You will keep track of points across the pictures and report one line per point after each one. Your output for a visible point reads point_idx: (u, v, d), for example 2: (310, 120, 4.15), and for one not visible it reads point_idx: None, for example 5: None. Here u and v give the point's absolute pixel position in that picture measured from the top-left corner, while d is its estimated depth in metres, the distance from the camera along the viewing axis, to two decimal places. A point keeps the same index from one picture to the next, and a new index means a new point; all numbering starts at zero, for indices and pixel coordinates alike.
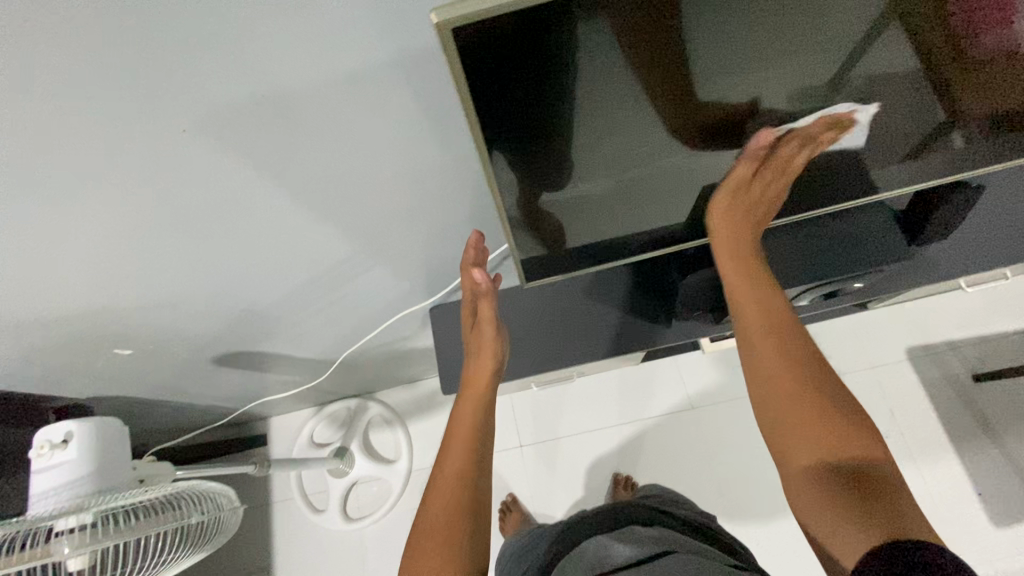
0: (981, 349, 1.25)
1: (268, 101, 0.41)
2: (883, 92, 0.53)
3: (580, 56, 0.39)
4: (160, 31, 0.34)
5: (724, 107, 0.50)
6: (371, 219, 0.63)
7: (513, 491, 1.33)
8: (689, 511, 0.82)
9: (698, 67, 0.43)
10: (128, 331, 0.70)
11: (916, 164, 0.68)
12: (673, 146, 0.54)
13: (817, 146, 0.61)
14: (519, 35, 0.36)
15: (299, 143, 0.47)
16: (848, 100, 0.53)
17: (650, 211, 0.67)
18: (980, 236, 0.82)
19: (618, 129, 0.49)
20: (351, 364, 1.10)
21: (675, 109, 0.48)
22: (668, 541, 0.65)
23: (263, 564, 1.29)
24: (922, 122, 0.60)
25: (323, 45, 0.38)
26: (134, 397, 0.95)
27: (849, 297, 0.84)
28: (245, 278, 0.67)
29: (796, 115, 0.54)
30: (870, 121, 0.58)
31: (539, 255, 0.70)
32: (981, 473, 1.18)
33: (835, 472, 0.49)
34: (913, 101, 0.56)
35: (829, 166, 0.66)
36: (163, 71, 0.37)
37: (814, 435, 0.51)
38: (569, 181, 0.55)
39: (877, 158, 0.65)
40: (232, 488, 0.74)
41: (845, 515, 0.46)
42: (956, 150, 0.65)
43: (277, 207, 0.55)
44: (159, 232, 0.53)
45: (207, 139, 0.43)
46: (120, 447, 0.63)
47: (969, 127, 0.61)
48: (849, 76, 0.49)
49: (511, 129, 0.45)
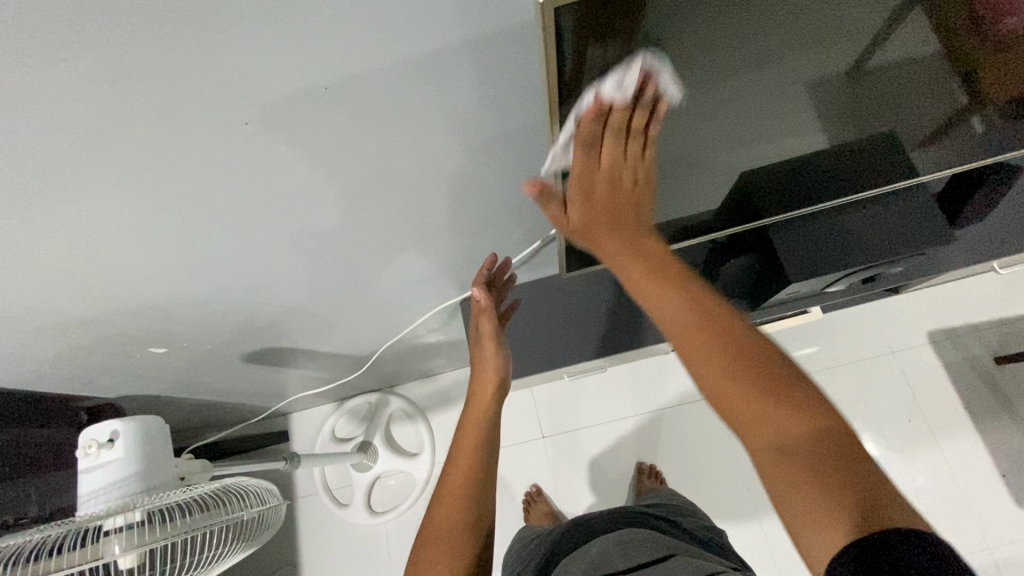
0: (1003, 331, 1.25)
1: (328, 91, 0.41)
2: (908, 83, 0.53)
3: (623, 54, 0.39)
4: (229, 24, 0.33)
5: (740, 98, 0.49)
6: (410, 212, 0.62)
7: (536, 482, 1.34)
8: (696, 523, 0.78)
9: (707, 57, 0.42)
10: (164, 329, 0.70)
11: (942, 148, 0.68)
12: (698, 138, 0.54)
13: (843, 137, 0.61)
14: (561, 29, 0.35)
15: (352, 133, 0.46)
16: (874, 90, 0.53)
17: (670, 200, 0.67)
18: (1013, 218, 0.82)
19: (634, 120, 0.48)
20: (376, 358, 1.10)
21: (702, 103, 0.48)
22: (663, 544, 0.60)
23: (289, 558, 1.29)
24: (944, 106, 0.59)
25: (385, 36, 0.37)
26: (163, 395, 0.95)
27: (884, 281, 0.85)
28: (283, 273, 0.67)
29: (823, 108, 0.54)
30: (888, 108, 0.57)
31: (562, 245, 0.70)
32: (1003, 455, 1.18)
33: (793, 453, 0.38)
34: (935, 91, 0.56)
35: (856, 157, 0.66)
36: (227, 64, 0.36)
37: (754, 404, 0.39)
38: None
39: (899, 144, 0.65)
40: (273, 484, 0.74)
41: (817, 502, 0.36)
42: (981, 135, 0.65)
43: (322, 200, 0.55)
44: (206, 227, 0.53)
45: (263, 132, 0.43)
46: (164, 444, 0.63)
47: (989, 111, 0.60)
48: (875, 67, 0.49)
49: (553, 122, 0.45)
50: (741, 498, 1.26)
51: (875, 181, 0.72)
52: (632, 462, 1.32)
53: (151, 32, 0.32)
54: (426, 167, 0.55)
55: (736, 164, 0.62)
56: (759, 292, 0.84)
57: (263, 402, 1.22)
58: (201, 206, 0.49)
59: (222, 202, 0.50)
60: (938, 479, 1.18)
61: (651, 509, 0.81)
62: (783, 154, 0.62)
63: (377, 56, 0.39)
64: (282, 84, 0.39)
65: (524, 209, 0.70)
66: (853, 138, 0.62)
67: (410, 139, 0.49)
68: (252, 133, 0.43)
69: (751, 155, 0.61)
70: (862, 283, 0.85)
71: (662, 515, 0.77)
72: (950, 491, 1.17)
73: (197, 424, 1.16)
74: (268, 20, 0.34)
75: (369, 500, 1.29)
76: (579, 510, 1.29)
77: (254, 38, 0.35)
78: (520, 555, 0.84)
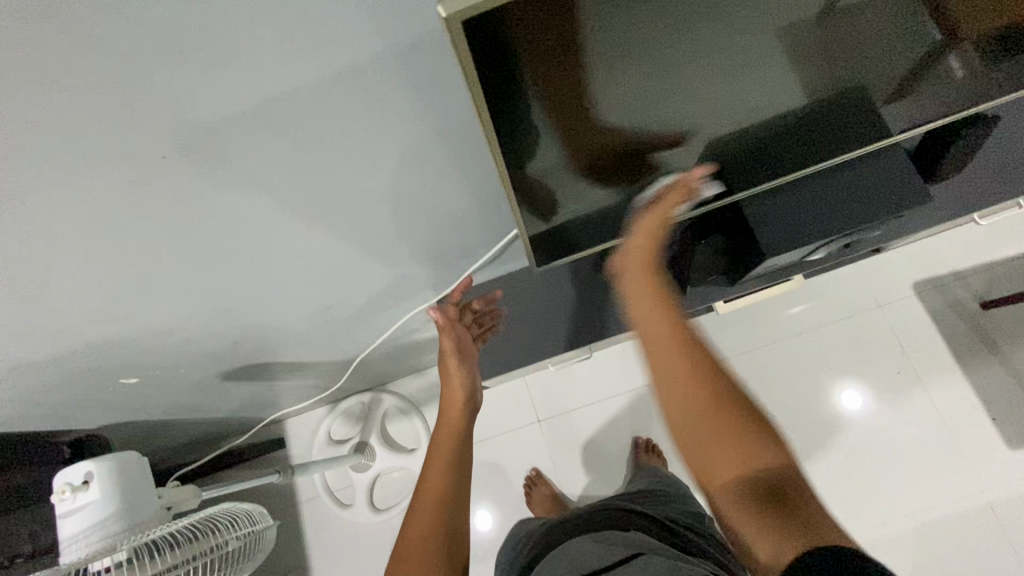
0: (987, 275, 1.24)
1: (254, 110, 0.39)
2: (882, 24, 0.49)
3: (544, 40, 0.36)
4: (124, 49, 0.31)
5: (708, 53, 0.45)
6: (368, 217, 0.60)
7: (535, 465, 1.35)
8: (683, 515, 0.78)
9: (657, 19, 0.38)
10: (133, 361, 0.68)
11: (919, 99, 0.65)
12: (660, 109, 0.51)
13: (810, 91, 0.58)
14: (478, 35, 0.33)
15: (288, 148, 0.44)
16: (851, 32, 0.49)
17: (653, 167, 0.63)
18: (989, 168, 0.81)
19: (592, 95, 0.44)
20: (362, 362, 1.08)
21: (655, 71, 0.44)
22: (636, 541, 0.61)
23: (298, 562, 1.30)
24: (915, 53, 0.56)
25: (302, 42, 0.36)
26: (147, 421, 0.93)
27: (866, 244, 0.83)
28: (248, 294, 0.65)
29: (798, 55, 0.50)
30: (862, 55, 0.54)
31: (539, 229, 0.69)
32: (990, 395, 1.19)
33: (750, 489, 0.45)
34: (907, 32, 0.52)
35: (826, 112, 0.63)
36: (135, 94, 0.34)
37: (729, 446, 0.46)
38: (554, 151, 0.51)
39: (874, 95, 0.62)
40: (260, 506, 0.73)
41: (771, 530, 0.42)
42: (958, 78, 0.62)
43: (272, 218, 0.53)
44: (155, 260, 0.50)
45: (190, 159, 0.41)
46: (144, 479, 0.62)
47: (966, 50, 0.56)
48: (842, 10, 0.45)
49: (487, 127, 0.42)
50: None
51: (848, 145, 0.70)
52: (629, 437, 1.33)
53: (45, 73, 0.30)
54: (374, 172, 0.52)
55: (720, 125, 0.58)
56: (739, 268, 0.83)
57: (254, 414, 1.21)
58: (140, 240, 0.47)
59: (163, 232, 0.47)
60: (931, 428, 1.20)
61: (634, 501, 0.81)
62: (764, 108, 0.58)
63: (297, 65, 0.37)
64: (200, 105, 0.37)
65: (489, 203, 0.68)
66: (824, 88, 0.58)
67: (351, 144, 0.47)
68: (177, 161, 0.40)
69: (735, 112, 0.57)
70: (843, 249, 0.84)
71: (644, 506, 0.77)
72: (942, 439, 1.19)
73: (187, 442, 1.15)
74: (172, 43, 0.32)
75: (371, 498, 1.30)
76: (579, 488, 1.31)
77: (156, 62, 0.33)
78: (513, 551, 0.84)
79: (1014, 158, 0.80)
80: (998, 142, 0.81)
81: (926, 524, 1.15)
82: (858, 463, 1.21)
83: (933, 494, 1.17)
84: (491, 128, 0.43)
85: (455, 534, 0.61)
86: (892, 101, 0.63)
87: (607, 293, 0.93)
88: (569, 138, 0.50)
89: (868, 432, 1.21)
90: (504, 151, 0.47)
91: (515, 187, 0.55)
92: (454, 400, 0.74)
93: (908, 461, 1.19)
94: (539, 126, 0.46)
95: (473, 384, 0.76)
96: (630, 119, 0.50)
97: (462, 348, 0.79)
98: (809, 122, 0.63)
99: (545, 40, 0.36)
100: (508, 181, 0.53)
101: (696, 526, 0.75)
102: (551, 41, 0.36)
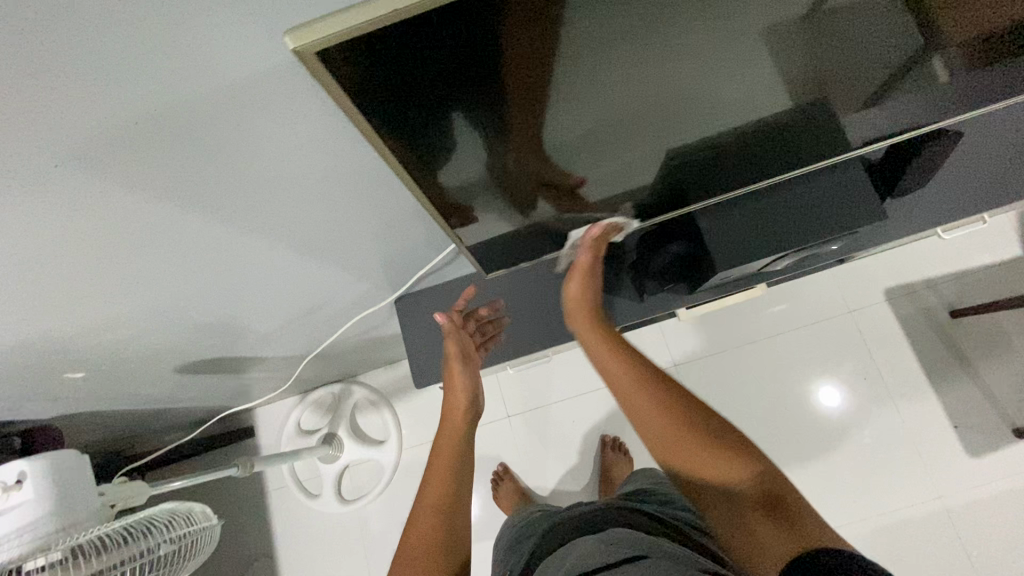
0: (959, 285, 1.25)
1: (156, 120, 0.39)
2: (865, 28, 0.47)
3: (415, 38, 0.34)
4: (21, 33, 0.30)
5: (689, 43, 0.43)
6: (313, 209, 0.59)
7: (504, 460, 1.36)
8: (684, 512, 0.79)
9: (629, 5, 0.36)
10: (73, 357, 0.67)
11: (889, 108, 0.63)
12: (641, 98, 0.49)
13: (778, 94, 0.55)
14: (373, 51, 0.34)
15: (201, 151, 0.44)
16: (834, 35, 0.47)
17: (629, 164, 0.61)
18: (944, 189, 0.83)
19: (560, 82, 0.42)
20: (326, 354, 1.07)
21: (618, 56, 0.42)
22: (636, 544, 0.62)
23: (265, 549, 1.31)
24: (886, 62, 0.54)
25: (221, 23, 0.35)
26: (101, 412, 0.92)
27: (826, 257, 0.83)
28: (189, 293, 0.64)
29: (777, 56, 0.49)
30: (837, 63, 0.52)
31: (511, 219, 0.68)
32: (955, 403, 1.21)
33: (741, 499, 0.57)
34: (882, 34, 0.49)
35: (788, 117, 0.60)
36: (20, 85, 0.32)
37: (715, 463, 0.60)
38: (525, 142, 0.50)
39: (838, 107, 0.61)
40: (203, 504, 0.74)
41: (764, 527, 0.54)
42: (938, 81, 0.59)
43: (201, 220, 0.52)
44: (77, 265, 0.49)
45: (93, 155, 0.39)
46: (84, 477, 0.62)
47: (949, 53, 0.54)
48: (821, 8, 0.43)
49: (377, 128, 0.41)
50: None
51: (804, 158, 0.70)
52: (596, 434, 1.34)
53: None
54: (314, 160, 0.51)
55: (701, 124, 0.57)
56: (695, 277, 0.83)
57: (218, 406, 1.20)
58: (59, 237, 0.45)
59: (87, 226, 0.45)
60: (896, 437, 1.21)
61: (632, 501, 0.81)
62: (746, 108, 0.56)
63: (213, 46, 0.36)
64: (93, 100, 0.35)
65: None
66: (797, 90, 0.55)
67: (284, 132, 0.46)
68: (88, 154, 0.39)
69: (718, 109, 0.55)
70: (804, 261, 0.84)
71: (650, 507, 0.78)
72: (906, 445, 1.20)
73: (150, 430, 1.14)
74: (72, 25, 0.31)
75: (340, 489, 1.30)
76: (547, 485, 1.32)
77: (37, 52, 0.31)
78: (517, 543, 0.86)
79: (966, 180, 0.82)
80: (953, 161, 0.83)
81: (885, 527, 1.17)
82: (823, 468, 1.22)
83: (895, 500, 1.18)
84: (382, 130, 0.42)
85: (449, 535, 0.67)
86: (860, 112, 0.62)
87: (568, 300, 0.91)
88: (498, 140, 0.48)
89: (834, 437, 1.23)
90: (423, 150, 0.46)
91: (447, 186, 0.54)
92: (455, 410, 0.78)
93: (871, 468, 1.20)
94: (455, 126, 0.44)
95: (474, 389, 0.81)
96: (607, 107, 0.48)
97: (466, 356, 0.82)
98: (772, 130, 0.62)
99: (420, 40, 0.34)
100: (458, 173, 0.52)
101: (693, 521, 0.76)
102: (478, 36, 0.35)
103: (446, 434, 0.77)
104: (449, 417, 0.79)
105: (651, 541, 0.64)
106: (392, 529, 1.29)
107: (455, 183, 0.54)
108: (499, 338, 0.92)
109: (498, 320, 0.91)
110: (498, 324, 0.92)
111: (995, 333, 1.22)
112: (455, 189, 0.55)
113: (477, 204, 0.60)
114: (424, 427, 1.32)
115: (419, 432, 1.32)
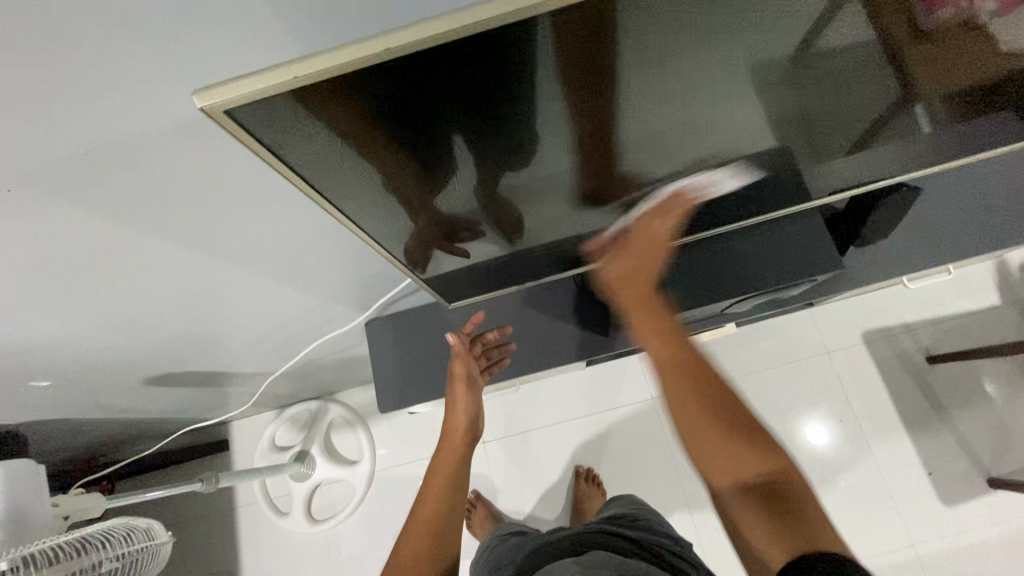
0: (936, 330, 1.26)
1: (113, 147, 0.41)
2: (850, 77, 0.48)
3: (343, 97, 0.34)
4: None
5: (681, 86, 0.43)
6: (280, 232, 0.60)
7: (477, 487, 1.34)
8: (664, 539, 0.77)
9: (624, 51, 0.37)
10: (36, 368, 0.67)
11: (866, 155, 0.65)
12: (638, 132, 0.48)
13: (760, 136, 0.55)
14: (338, 95, 0.33)
15: (161, 178, 0.45)
16: (817, 83, 0.48)
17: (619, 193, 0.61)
18: (907, 240, 0.86)
19: (556, 119, 0.43)
20: (300, 372, 1.07)
21: (616, 96, 0.42)
22: (613, 561, 0.61)
23: (229, 565, 1.30)
24: (869, 109, 0.55)
25: (179, 63, 0.37)
26: (66, 421, 0.91)
27: (786, 301, 0.87)
28: (156, 309, 0.65)
29: (765, 101, 0.49)
30: (822, 108, 0.53)
31: (498, 241, 0.68)
32: (931, 451, 1.20)
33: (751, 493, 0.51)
34: (864, 81, 0.49)
35: (763, 160, 0.61)
36: None
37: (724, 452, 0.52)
38: (513, 169, 0.50)
39: (819, 151, 0.62)
40: (157, 521, 0.73)
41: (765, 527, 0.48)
42: (919, 132, 0.61)
43: (164, 242, 0.53)
44: (37, 282, 0.50)
45: (48, 179, 0.41)
46: (36, 487, 0.61)
47: (928, 105, 0.56)
48: (805, 56, 0.43)
49: (333, 164, 0.42)
50: (678, 497, 1.28)
51: (769, 205, 0.74)
52: (570, 463, 1.34)
53: None
54: (280, 190, 0.53)
55: (689, 159, 0.57)
56: None
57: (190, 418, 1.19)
58: (18, 256, 0.46)
59: (46, 245, 0.46)
60: (870, 482, 1.20)
61: (613, 525, 0.80)
62: (736, 147, 0.57)
63: (171, 83, 0.38)
64: (47, 128, 0.37)
65: None
66: (783, 133, 0.56)
67: (247, 161, 0.48)
68: (42, 177, 0.40)
69: (708, 147, 0.55)
70: (766, 304, 0.87)
71: (632, 531, 0.76)
72: (880, 490, 1.19)
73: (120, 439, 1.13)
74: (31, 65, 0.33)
75: (309, 508, 1.28)
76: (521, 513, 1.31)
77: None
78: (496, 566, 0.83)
79: (929, 234, 0.85)
80: (914, 213, 0.86)
81: None
82: None
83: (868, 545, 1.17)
84: (340, 166, 0.42)
85: (439, 544, 0.69)
86: (843, 156, 0.64)
87: (540, 330, 0.92)
88: (481, 170, 0.48)
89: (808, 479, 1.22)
90: (406, 179, 0.46)
91: (433, 211, 0.54)
92: (455, 426, 0.78)
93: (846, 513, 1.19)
94: (423, 161, 0.44)
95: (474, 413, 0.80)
96: (602, 141, 0.48)
97: (469, 378, 0.81)
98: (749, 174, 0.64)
99: (370, 90, 0.34)
100: (443, 200, 0.52)
101: (673, 548, 0.74)
102: (456, 81, 0.35)
103: (442, 451, 0.77)
104: (447, 434, 0.79)
105: (629, 561, 0.62)
106: (359, 552, 1.27)
107: (440, 208, 0.54)
108: (504, 362, 0.92)
109: (504, 345, 0.91)
110: (504, 349, 0.92)
111: (971, 381, 1.22)
112: (440, 213, 0.55)
113: (464, 226, 0.60)
114: (398, 448, 1.31)
115: (394, 453, 1.31)
